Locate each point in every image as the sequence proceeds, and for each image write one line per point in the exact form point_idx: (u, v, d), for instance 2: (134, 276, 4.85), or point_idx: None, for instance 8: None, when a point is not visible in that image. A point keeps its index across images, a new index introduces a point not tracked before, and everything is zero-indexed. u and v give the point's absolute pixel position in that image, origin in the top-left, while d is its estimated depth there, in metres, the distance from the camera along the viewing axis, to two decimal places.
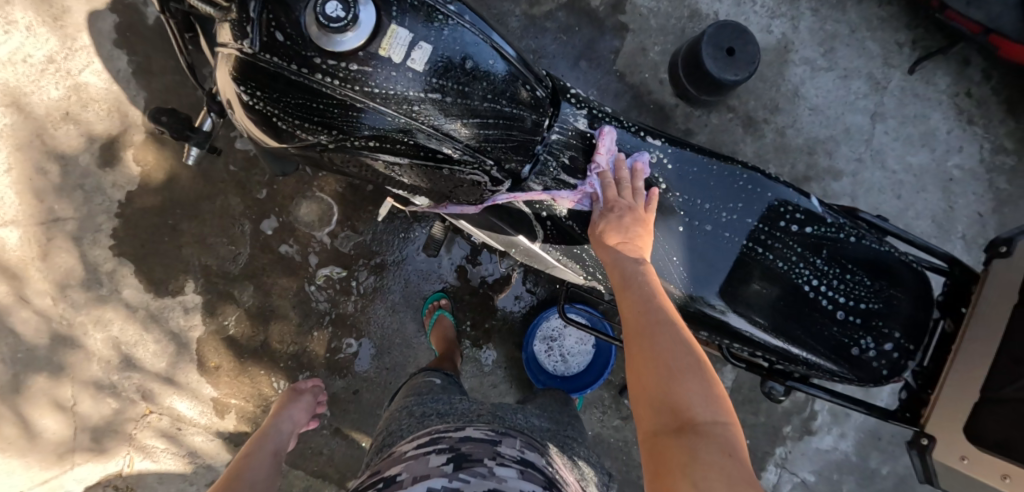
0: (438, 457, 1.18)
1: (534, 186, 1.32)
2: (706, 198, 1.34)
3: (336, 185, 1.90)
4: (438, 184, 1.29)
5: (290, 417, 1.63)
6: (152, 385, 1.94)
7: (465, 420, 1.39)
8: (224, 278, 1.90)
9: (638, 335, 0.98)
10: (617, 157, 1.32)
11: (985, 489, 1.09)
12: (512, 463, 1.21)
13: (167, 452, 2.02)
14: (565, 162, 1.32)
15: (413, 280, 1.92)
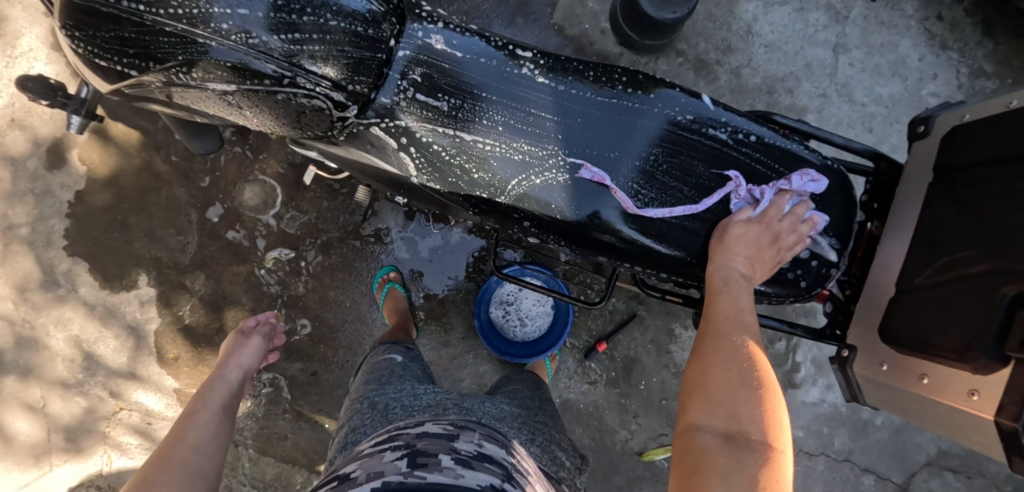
0: (392, 457, 1.05)
1: (388, 112, 1.12)
2: (588, 111, 1.14)
3: (278, 167, 1.89)
4: (282, 116, 1.12)
5: (240, 364, 1.62)
6: (118, 381, 1.95)
7: (427, 409, 1.25)
8: (176, 269, 1.91)
9: (718, 342, 0.98)
10: (478, 72, 1.13)
11: (906, 393, 1.01)
12: (474, 460, 1.07)
13: (140, 448, 2.02)
14: (418, 81, 1.12)
15: (363, 255, 1.89)
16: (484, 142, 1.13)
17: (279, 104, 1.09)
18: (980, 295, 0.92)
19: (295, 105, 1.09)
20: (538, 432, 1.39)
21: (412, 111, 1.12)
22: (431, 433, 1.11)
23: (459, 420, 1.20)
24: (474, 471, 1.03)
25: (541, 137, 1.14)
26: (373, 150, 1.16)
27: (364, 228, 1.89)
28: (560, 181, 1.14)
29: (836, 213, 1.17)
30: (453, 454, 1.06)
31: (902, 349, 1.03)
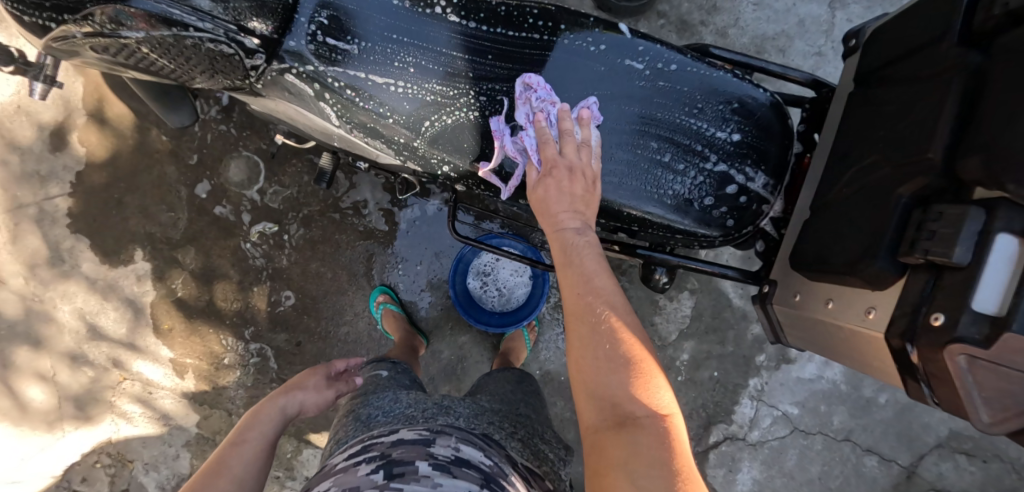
0: (369, 471, 1.00)
1: (297, 55, 1.06)
2: (499, 51, 1.11)
3: (260, 142, 1.95)
4: (198, 66, 1.06)
5: (300, 401, 1.40)
6: (120, 351, 2.04)
7: (408, 416, 1.21)
8: (168, 244, 1.98)
9: (582, 320, 0.89)
10: (383, 12, 1.07)
11: (816, 321, 1.02)
12: (450, 466, 1.02)
13: (143, 416, 2.12)
14: (328, 24, 1.06)
15: (342, 227, 1.92)
16: (398, 85, 1.08)
17: (190, 52, 1.03)
18: (878, 204, 0.91)
19: (205, 53, 1.03)
20: (520, 424, 1.30)
21: (321, 56, 1.06)
22: (407, 440, 1.07)
23: (439, 424, 1.15)
24: (449, 480, 0.98)
25: (456, 77, 1.10)
26: (292, 101, 1.11)
27: (342, 201, 1.92)
28: (479, 122, 1.11)
29: (770, 141, 1.13)
30: (428, 461, 1.02)
31: (813, 276, 1.02)
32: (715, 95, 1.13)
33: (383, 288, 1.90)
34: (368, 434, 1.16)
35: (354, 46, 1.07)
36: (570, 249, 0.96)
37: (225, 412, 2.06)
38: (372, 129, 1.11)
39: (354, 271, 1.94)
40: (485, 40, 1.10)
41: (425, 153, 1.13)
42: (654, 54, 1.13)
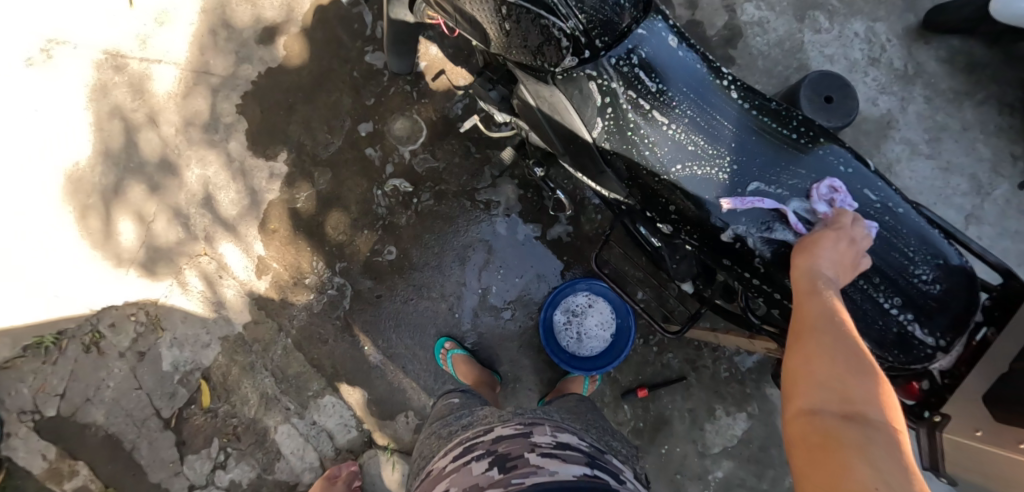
0: (485, 463, 1.20)
1: (607, 73, 1.07)
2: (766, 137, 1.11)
3: (433, 113, 2.10)
4: (525, 41, 1.05)
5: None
6: (219, 229, 2.15)
7: (492, 422, 1.43)
8: (312, 160, 2.12)
9: (820, 333, 0.82)
10: (691, 71, 1.07)
11: (1000, 458, 1.06)
12: (552, 451, 1.23)
13: (200, 293, 2.22)
14: (645, 60, 1.06)
15: (467, 214, 2.04)
16: (673, 124, 1.06)
17: (529, 28, 1.02)
18: None
19: (539, 33, 1.03)
20: (586, 421, 1.49)
21: (626, 78, 1.06)
22: (506, 437, 1.28)
23: (527, 423, 1.36)
24: (558, 460, 1.19)
25: (727, 141, 1.05)
26: (572, 101, 1.11)
27: (478, 194, 2.04)
28: (730, 189, 1.05)
29: (965, 311, 1.12)
30: (534, 449, 1.23)
31: (1004, 417, 1.05)
32: (931, 245, 1.13)
33: (445, 337, 1.99)
34: (459, 440, 1.39)
35: (657, 86, 1.06)
36: (813, 282, 0.90)
37: (277, 326, 2.13)
38: (630, 151, 1.09)
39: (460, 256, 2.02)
40: (766, 121, 1.07)
41: (660, 194, 1.11)
42: (885, 195, 1.17)
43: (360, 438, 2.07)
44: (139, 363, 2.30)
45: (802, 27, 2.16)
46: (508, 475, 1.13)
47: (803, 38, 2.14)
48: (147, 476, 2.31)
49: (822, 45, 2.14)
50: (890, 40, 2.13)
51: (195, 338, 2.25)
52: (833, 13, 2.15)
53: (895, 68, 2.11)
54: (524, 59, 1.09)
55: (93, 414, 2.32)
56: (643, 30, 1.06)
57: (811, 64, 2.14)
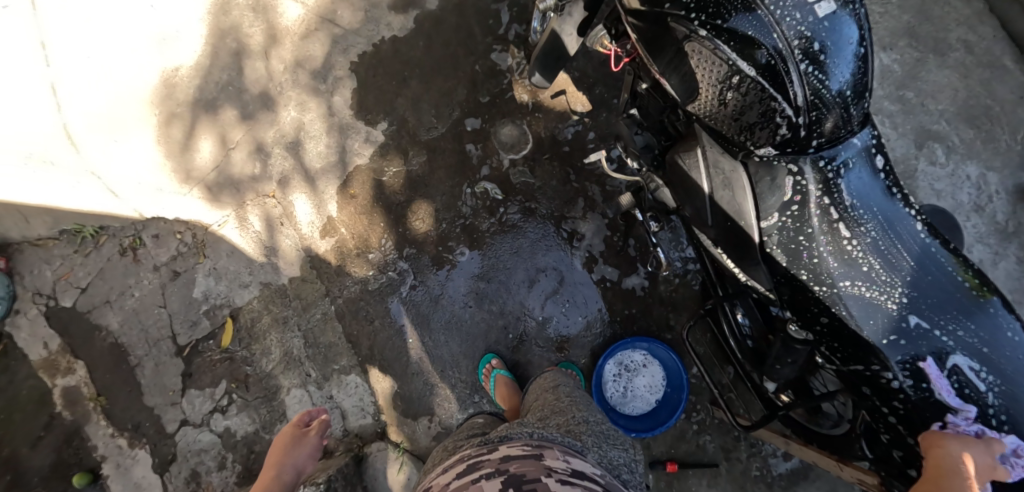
0: (497, 489, 0.99)
1: (805, 169, 1.06)
2: (939, 268, 1.03)
3: (543, 129, 2.07)
4: (736, 116, 1.06)
5: (297, 463, 1.76)
6: (297, 178, 2.11)
7: (496, 437, 1.21)
8: (411, 138, 2.08)
9: None
10: (885, 194, 1.06)
11: None
12: (573, 482, 1.02)
13: (255, 233, 2.16)
14: (847, 169, 1.06)
15: (548, 239, 2.00)
16: (855, 239, 1.03)
17: (752, 102, 1.03)
18: None
19: (760, 110, 1.03)
20: (586, 430, 1.26)
21: (824, 180, 1.05)
22: (517, 457, 1.08)
23: (538, 439, 1.16)
24: None
25: (905, 274, 1.02)
26: (758, 184, 1.11)
27: (565, 222, 2.00)
28: (894, 322, 1.01)
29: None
30: (553, 477, 1.02)
31: None
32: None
33: (491, 355, 1.95)
34: (462, 456, 1.17)
35: (850, 196, 1.05)
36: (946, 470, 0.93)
37: (324, 290, 2.08)
38: (799, 249, 1.07)
39: (529, 276, 1.98)
40: (950, 268, 1.03)
41: (814, 301, 1.06)
42: None
43: (373, 427, 2.02)
44: (170, 283, 2.23)
45: (919, 155, 1.95)
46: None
47: (918, 166, 1.93)
48: (144, 398, 2.24)
49: (934, 177, 1.93)
50: (999, 192, 1.91)
51: (235, 276, 2.18)
52: (952, 150, 1.94)
53: (997, 221, 1.90)
54: (727, 132, 1.09)
55: (108, 319, 2.24)
56: (856, 140, 1.06)
57: (921, 193, 1.93)
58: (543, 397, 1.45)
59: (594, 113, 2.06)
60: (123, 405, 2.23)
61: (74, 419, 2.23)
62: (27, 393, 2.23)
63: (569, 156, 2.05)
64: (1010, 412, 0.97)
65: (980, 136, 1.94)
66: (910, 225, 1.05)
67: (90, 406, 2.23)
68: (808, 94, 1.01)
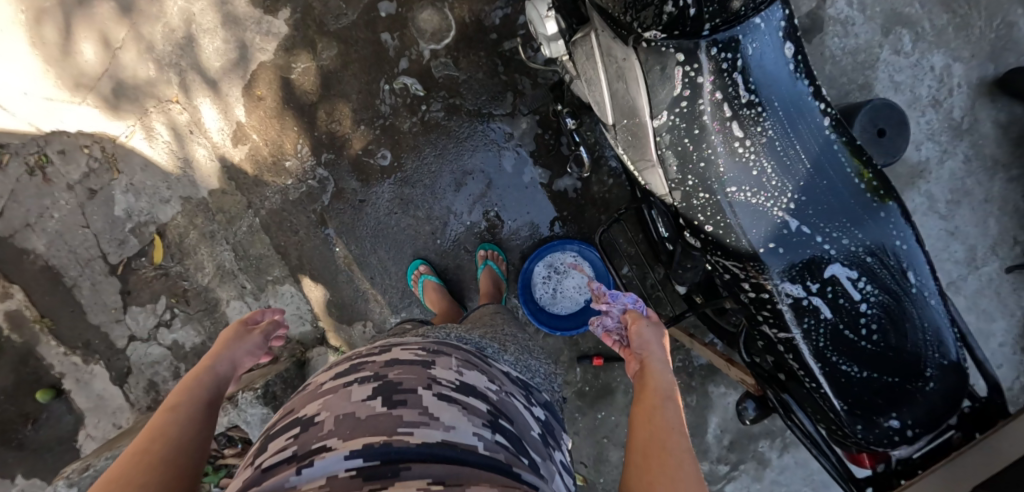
0: (365, 396, 0.92)
1: (699, 56, 0.92)
2: (833, 171, 0.94)
3: (466, 15, 1.81)
4: None
5: (234, 359, 1.22)
6: (198, 81, 1.92)
7: (394, 338, 1.13)
8: (318, 27, 1.84)
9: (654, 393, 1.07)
10: (787, 85, 0.94)
11: None
12: (453, 397, 0.95)
13: (165, 144, 2.01)
14: (745, 57, 0.92)
15: (475, 139, 1.87)
16: (748, 141, 0.94)
17: None
18: None
19: None
20: (511, 343, 1.29)
21: (717, 72, 0.92)
22: (404, 361, 1.00)
23: (436, 346, 1.08)
24: (456, 414, 0.92)
25: (798, 179, 0.94)
26: (648, 74, 0.96)
27: (492, 120, 1.86)
28: (778, 228, 0.95)
29: (951, 410, 0.96)
30: (431, 389, 0.95)
31: None
32: (953, 339, 0.94)
33: (420, 260, 1.91)
34: (353, 354, 1.09)
35: (745, 89, 0.93)
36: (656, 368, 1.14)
37: (246, 202, 1.98)
38: (689, 151, 0.96)
39: (456, 176, 1.88)
40: (849, 169, 0.95)
41: (700, 208, 0.98)
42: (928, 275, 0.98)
43: (313, 333, 2.06)
44: (87, 201, 2.12)
45: (882, 42, 1.73)
46: (386, 424, 0.87)
47: (881, 55, 1.72)
48: (86, 316, 2.23)
49: (895, 68, 1.73)
50: (960, 85, 1.72)
51: (155, 192, 2.07)
52: (919, 37, 1.72)
53: (952, 117, 1.72)
54: (613, 10, 0.97)
55: (33, 241, 2.16)
56: (761, 21, 0.91)
57: (877, 86, 1.74)
58: (478, 317, 1.45)
59: None
60: (68, 323, 2.23)
61: (23, 340, 2.24)
62: None
63: (495, 46, 1.82)
64: (881, 322, 0.94)
65: (952, 23, 1.70)
66: (811, 122, 0.94)
67: (36, 326, 2.23)
68: None
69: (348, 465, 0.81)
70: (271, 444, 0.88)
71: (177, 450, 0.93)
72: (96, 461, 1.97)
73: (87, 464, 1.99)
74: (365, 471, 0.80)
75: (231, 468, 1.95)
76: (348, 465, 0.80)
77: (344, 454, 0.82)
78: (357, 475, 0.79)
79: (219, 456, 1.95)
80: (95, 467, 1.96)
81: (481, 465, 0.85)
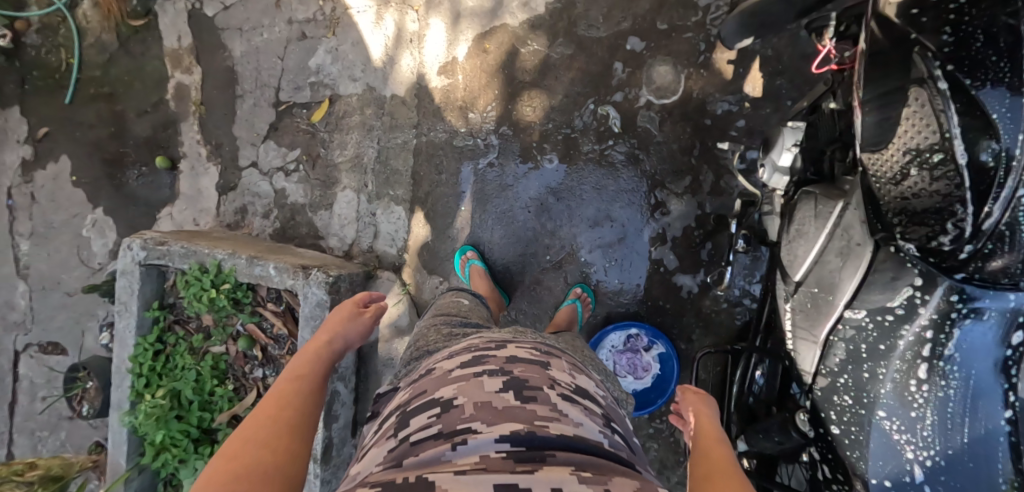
0: (499, 388, 1.03)
1: (933, 289, 0.90)
2: (984, 465, 0.89)
3: (696, 91, 1.88)
4: (904, 195, 0.88)
5: (346, 339, 1.43)
6: (444, 7, 2.05)
7: (503, 337, 1.27)
8: (569, 25, 1.94)
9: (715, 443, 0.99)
10: (994, 366, 0.89)
11: None
12: (574, 399, 1.06)
13: (384, 37, 2.17)
14: (976, 316, 0.88)
15: (636, 197, 1.90)
16: (925, 386, 0.91)
17: (934, 192, 0.84)
18: None
19: (936, 205, 0.84)
20: (586, 358, 1.33)
21: (941, 316, 0.89)
22: (524, 362, 1.12)
23: (546, 352, 1.21)
24: (580, 413, 1.03)
25: (949, 446, 0.89)
26: (876, 273, 0.96)
27: (659, 189, 1.89)
28: (901, 475, 0.92)
29: None
30: (555, 390, 1.06)
31: None
32: None
33: (467, 246, 2.02)
34: (470, 346, 1.22)
35: (957, 344, 0.89)
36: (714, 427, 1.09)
37: (415, 122, 2.09)
38: (861, 357, 0.97)
39: (598, 217, 1.91)
40: (1005, 475, 0.88)
41: (838, 407, 0.99)
42: None
43: (394, 258, 2.14)
44: (298, 41, 2.33)
45: None
46: (523, 413, 0.97)
47: None
48: (234, 126, 2.43)
49: None
50: None
51: (349, 67, 2.24)
52: None
53: None
54: (885, 205, 0.91)
55: (234, 44, 2.40)
56: (1016, 297, 0.85)
57: None
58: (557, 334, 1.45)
59: (757, 103, 1.85)
60: (216, 122, 2.45)
61: (177, 113, 2.48)
62: (153, 72, 2.48)
63: (703, 131, 1.88)
64: None
65: None
66: (993, 411, 0.89)
67: (191, 109, 2.46)
68: (1002, 222, 0.81)
69: (499, 447, 0.90)
70: (417, 421, 1.00)
71: (310, 401, 1.08)
72: (173, 243, 2.11)
73: (165, 240, 2.12)
74: (514, 453, 0.88)
75: (266, 321, 2.10)
76: (498, 448, 0.89)
77: (493, 437, 0.91)
78: (510, 455, 0.88)
79: (261, 306, 2.10)
80: (169, 246, 2.09)
81: (611, 458, 0.94)
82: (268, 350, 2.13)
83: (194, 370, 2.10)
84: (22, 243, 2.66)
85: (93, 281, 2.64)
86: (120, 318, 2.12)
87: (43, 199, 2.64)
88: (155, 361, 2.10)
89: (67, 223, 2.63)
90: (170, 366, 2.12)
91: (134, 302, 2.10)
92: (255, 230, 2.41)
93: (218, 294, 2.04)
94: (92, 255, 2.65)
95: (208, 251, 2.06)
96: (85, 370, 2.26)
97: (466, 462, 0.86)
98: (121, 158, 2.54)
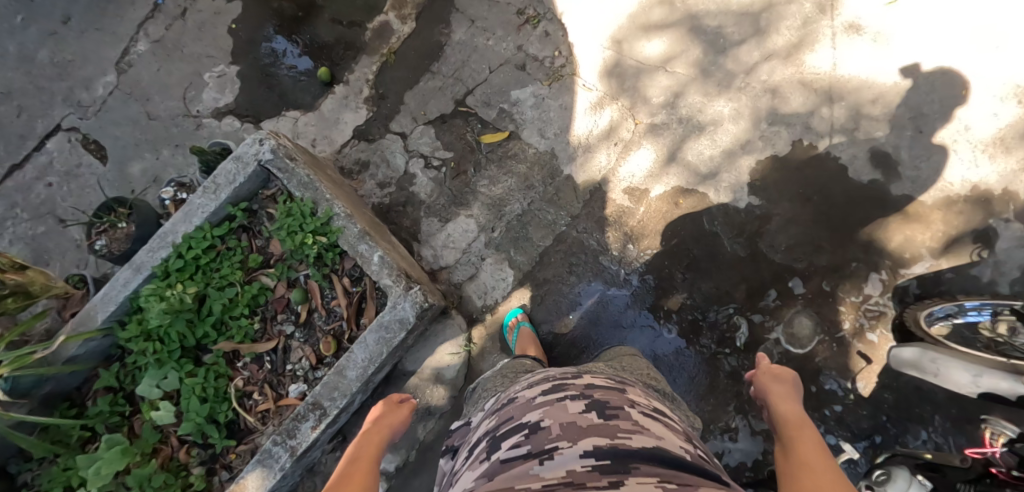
0: (582, 409, 1.24)
1: None
2: None
3: (818, 357, 1.99)
4: None
5: (392, 431, 1.73)
6: (664, 141, 2.12)
7: (576, 370, 1.48)
8: (754, 232, 2.04)
9: (795, 417, 1.51)
10: None
11: None
12: (651, 416, 1.29)
13: (594, 123, 2.20)
14: None
15: (721, 413, 1.96)
16: None
17: None
18: None
19: None
20: (646, 384, 1.55)
21: None
22: (599, 388, 1.34)
23: (619, 381, 1.42)
24: (659, 427, 1.25)
25: None
26: None
27: (743, 417, 1.95)
28: None
29: None
30: (633, 409, 1.28)
31: None
32: None
33: (516, 310, 2.06)
34: (547, 377, 1.43)
35: None
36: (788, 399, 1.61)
37: (575, 213, 2.12)
38: None
39: None
40: None
41: None
42: None
43: (474, 310, 2.11)
44: (514, 67, 2.36)
45: None
46: (606, 430, 1.17)
47: None
48: (409, 91, 2.41)
49: None
50: None
51: (545, 120, 2.27)
52: None
53: None
54: None
55: (457, 27, 2.44)
56: None
57: None
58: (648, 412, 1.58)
59: (859, 400, 1.97)
60: (396, 76, 2.44)
61: (370, 48, 2.47)
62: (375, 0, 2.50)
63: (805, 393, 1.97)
64: None
65: None
66: None
67: (383, 50, 2.47)
68: None
69: (583, 462, 1.09)
70: (510, 439, 1.22)
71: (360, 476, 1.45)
72: (301, 164, 1.96)
73: (295, 156, 1.97)
74: (597, 466, 1.08)
75: (331, 292, 1.93)
76: (583, 461, 1.09)
77: (577, 454, 1.11)
78: (593, 468, 1.07)
79: (338, 276, 1.93)
80: (295, 165, 1.94)
81: (692, 466, 1.13)
82: (311, 317, 1.95)
83: (234, 288, 1.91)
84: (143, 45, 2.56)
85: (179, 121, 2.50)
86: (199, 194, 1.93)
87: (192, 24, 2.57)
88: (204, 255, 1.91)
89: (200, 61, 2.54)
90: (213, 268, 1.93)
91: (225, 191, 1.92)
92: (361, 190, 2.31)
93: (309, 241, 1.87)
94: (198, 100, 2.52)
95: (328, 196, 1.91)
96: (128, 209, 2.03)
97: (554, 475, 1.07)
98: (290, 44, 2.51)
